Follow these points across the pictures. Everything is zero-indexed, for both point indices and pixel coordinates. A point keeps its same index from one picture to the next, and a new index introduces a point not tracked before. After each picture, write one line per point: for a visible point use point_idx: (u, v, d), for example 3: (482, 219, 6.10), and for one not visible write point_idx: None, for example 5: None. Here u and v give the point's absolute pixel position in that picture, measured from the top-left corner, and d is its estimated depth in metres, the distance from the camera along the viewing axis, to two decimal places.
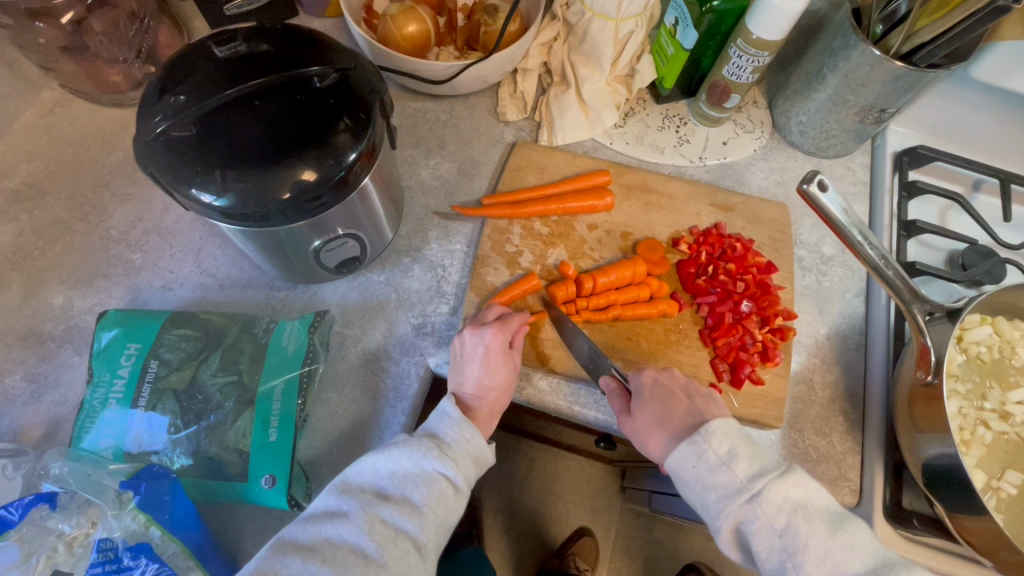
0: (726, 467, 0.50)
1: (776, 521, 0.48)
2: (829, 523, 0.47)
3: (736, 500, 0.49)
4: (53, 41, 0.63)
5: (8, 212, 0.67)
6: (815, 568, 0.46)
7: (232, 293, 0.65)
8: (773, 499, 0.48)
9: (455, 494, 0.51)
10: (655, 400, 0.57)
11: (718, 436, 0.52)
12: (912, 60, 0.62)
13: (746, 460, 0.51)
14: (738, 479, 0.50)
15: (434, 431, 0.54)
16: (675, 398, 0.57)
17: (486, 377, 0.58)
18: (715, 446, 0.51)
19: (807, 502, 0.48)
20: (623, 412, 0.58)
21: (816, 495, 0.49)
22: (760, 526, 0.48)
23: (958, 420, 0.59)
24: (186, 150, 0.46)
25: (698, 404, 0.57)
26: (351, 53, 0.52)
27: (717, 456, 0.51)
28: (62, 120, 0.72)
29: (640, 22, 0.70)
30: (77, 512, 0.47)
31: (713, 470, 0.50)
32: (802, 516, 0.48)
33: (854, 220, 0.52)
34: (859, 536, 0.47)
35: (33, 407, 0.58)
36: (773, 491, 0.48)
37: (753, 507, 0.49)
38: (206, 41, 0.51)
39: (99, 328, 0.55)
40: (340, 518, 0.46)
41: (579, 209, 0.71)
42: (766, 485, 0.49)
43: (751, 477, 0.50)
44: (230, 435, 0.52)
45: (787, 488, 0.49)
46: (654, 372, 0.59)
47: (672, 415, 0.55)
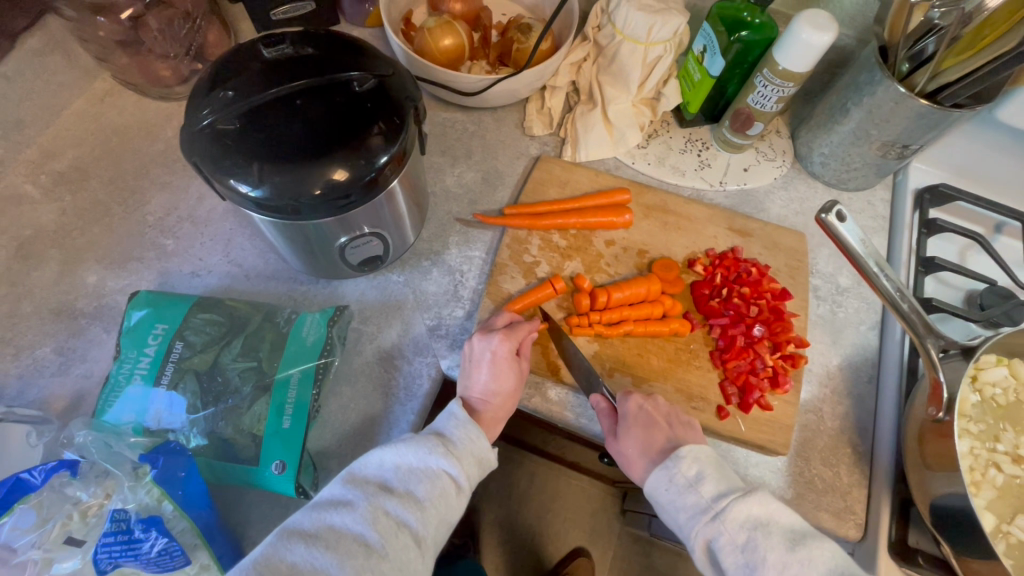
0: (694, 488, 0.52)
1: (737, 537, 0.48)
2: (788, 540, 0.47)
3: (701, 518, 0.50)
4: (111, 35, 0.66)
5: (53, 192, 0.70)
6: None
7: (256, 283, 0.67)
8: (735, 517, 0.49)
9: (458, 491, 0.51)
10: (638, 427, 0.57)
11: (685, 457, 0.53)
12: (937, 100, 0.63)
13: (713, 481, 0.52)
14: (703, 499, 0.51)
15: (441, 429, 0.54)
16: (658, 425, 0.57)
17: (493, 381, 0.59)
18: (681, 467, 0.53)
19: (771, 520, 0.49)
20: (611, 435, 0.58)
21: (780, 514, 0.49)
22: (725, 543, 0.49)
23: (969, 460, 0.59)
24: (229, 143, 0.48)
25: (677, 432, 0.57)
26: (390, 62, 0.54)
27: (685, 478, 0.53)
28: (111, 109, 0.76)
29: (668, 48, 0.71)
30: (94, 481, 0.48)
31: (681, 490, 0.52)
32: (763, 533, 0.48)
33: (871, 252, 0.53)
34: (819, 552, 0.47)
35: (60, 378, 0.60)
36: (734, 510, 0.49)
37: (717, 525, 0.49)
38: (255, 42, 0.54)
39: (130, 307, 0.57)
40: (345, 508, 0.47)
41: (598, 225, 0.72)
42: (730, 503, 0.50)
43: (715, 496, 0.51)
44: (245, 419, 0.53)
45: (750, 505, 0.49)
46: (641, 398, 0.59)
47: (653, 442, 0.56)
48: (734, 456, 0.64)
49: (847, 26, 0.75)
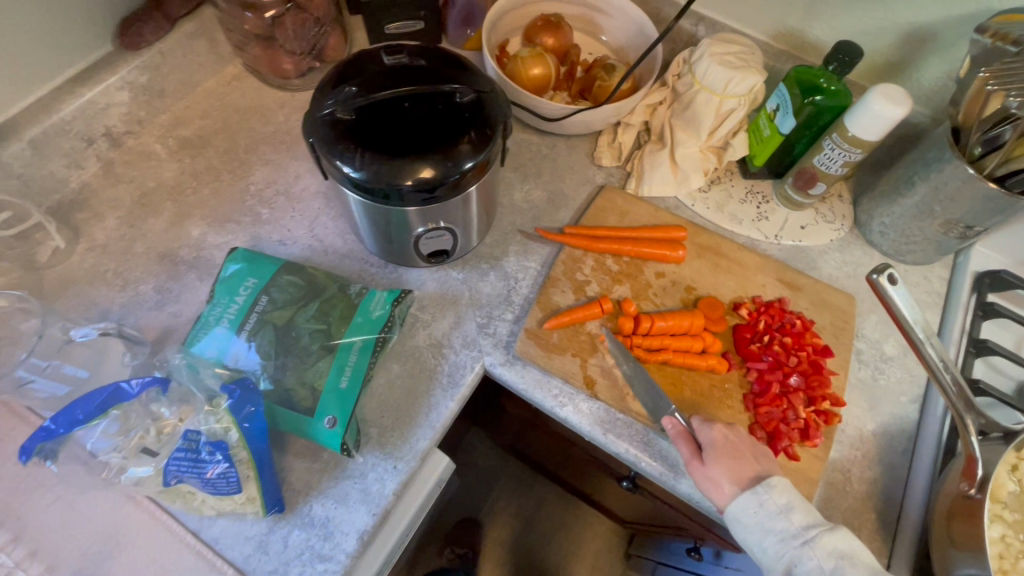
0: (785, 515, 0.55)
1: (826, 565, 0.52)
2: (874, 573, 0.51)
3: (791, 543, 0.53)
4: (253, 28, 0.77)
5: (177, 154, 0.80)
6: None
7: (333, 259, 0.74)
8: (825, 546, 0.53)
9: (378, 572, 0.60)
10: (726, 454, 0.59)
11: (778, 488, 0.56)
12: (1005, 183, 0.64)
13: (801, 511, 0.55)
14: (794, 526, 0.54)
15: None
16: (745, 458, 0.59)
17: None
18: (774, 495, 0.55)
19: (855, 555, 0.53)
20: (693, 460, 0.60)
21: (862, 551, 0.53)
22: (813, 569, 0.52)
23: (999, 547, 0.57)
24: (345, 131, 0.56)
25: (760, 462, 0.60)
26: (489, 81, 0.61)
27: (776, 505, 0.55)
28: (235, 90, 0.86)
29: (743, 102, 0.76)
30: (176, 402, 0.55)
31: (772, 515, 0.55)
32: (850, 565, 0.52)
33: (919, 319, 0.54)
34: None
35: (155, 312, 0.68)
36: (824, 540, 0.53)
37: (807, 551, 0.53)
38: (378, 49, 0.62)
39: (228, 260, 0.65)
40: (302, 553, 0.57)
41: (650, 256, 0.76)
42: (819, 534, 0.54)
43: (806, 524, 0.54)
44: (308, 374, 0.59)
45: (837, 539, 0.53)
46: (725, 428, 0.61)
47: (742, 469, 0.58)
48: None
49: (922, 104, 0.78)
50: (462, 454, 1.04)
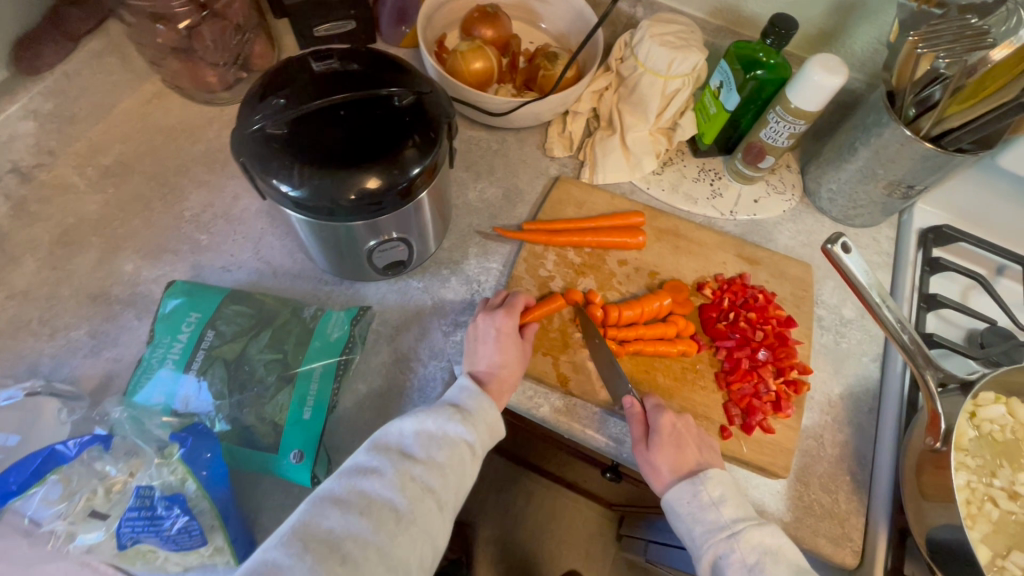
0: (715, 507, 0.56)
1: (748, 559, 0.53)
2: (795, 570, 0.52)
3: (717, 535, 0.54)
4: (168, 41, 0.71)
5: (98, 184, 0.74)
6: None
7: (283, 280, 0.70)
8: (749, 540, 0.53)
9: (473, 457, 0.54)
10: (669, 443, 0.59)
11: (713, 480, 0.57)
12: (941, 142, 0.66)
13: (733, 505, 0.56)
14: (722, 518, 0.55)
15: (455, 401, 0.57)
16: (688, 447, 0.60)
17: (498, 355, 0.63)
18: (706, 487, 0.57)
19: (780, 551, 0.53)
20: (640, 443, 0.60)
21: (789, 550, 0.53)
22: (735, 561, 0.53)
23: (966, 493, 0.60)
24: (279, 146, 0.52)
25: (706, 455, 0.60)
26: (428, 80, 0.58)
27: (709, 497, 0.56)
28: (157, 109, 0.80)
29: (686, 82, 0.75)
30: (123, 457, 0.50)
31: (701, 506, 0.56)
32: (771, 560, 0.52)
33: (874, 282, 0.56)
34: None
35: (92, 359, 0.63)
36: (750, 534, 0.54)
37: (732, 543, 0.54)
38: (305, 56, 0.58)
39: (167, 295, 0.61)
40: (373, 474, 0.49)
41: (611, 244, 0.75)
42: (745, 528, 0.54)
43: (735, 517, 0.55)
44: (268, 408, 0.56)
45: (763, 535, 0.54)
46: (674, 416, 0.61)
47: (683, 461, 0.59)
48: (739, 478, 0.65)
49: (857, 71, 0.79)
50: None
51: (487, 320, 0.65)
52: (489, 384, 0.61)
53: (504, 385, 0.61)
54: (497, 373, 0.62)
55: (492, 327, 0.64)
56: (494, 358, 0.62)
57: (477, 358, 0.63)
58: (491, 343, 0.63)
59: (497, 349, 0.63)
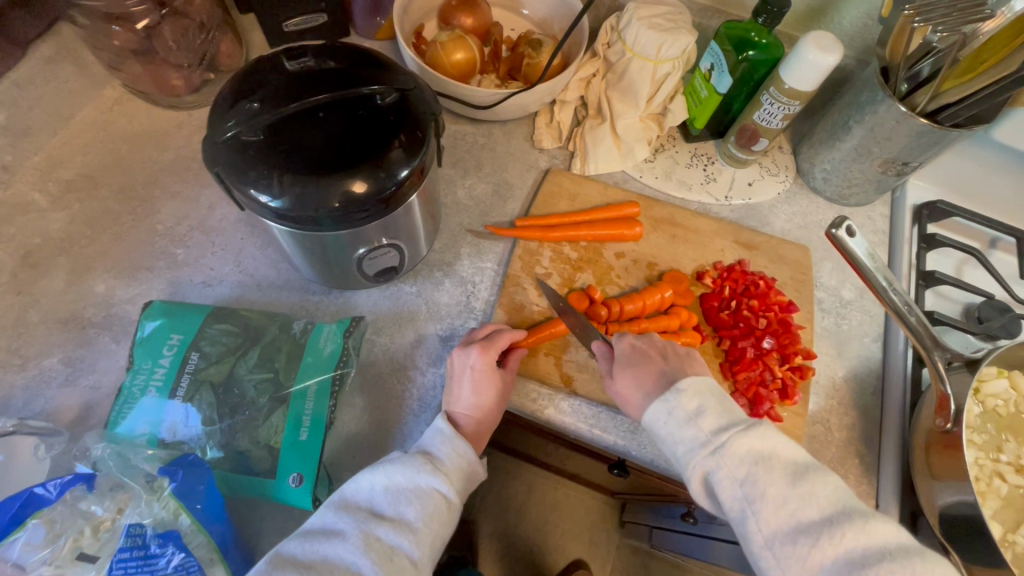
0: (694, 422, 0.50)
1: (737, 473, 0.47)
2: (791, 475, 0.46)
3: (700, 451, 0.48)
4: (126, 44, 0.66)
5: (61, 200, 0.69)
6: (774, 519, 0.45)
7: (268, 293, 0.67)
8: (736, 451, 0.47)
9: (448, 507, 0.52)
10: (630, 363, 0.57)
11: (687, 392, 0.51)
12: (937, 118, 0.65)
13: (714, 414, 0.50)
14: (703, 432, 0.49)
15: (428, 447, 0.55)
16: (652, 361, 0.57)
17: (475, 396, 0.59)
18: (682, 402, 0.50)
19: (773, 454, 0.47)
20: (606, 377, 0.59)
21: (782, 449, 0.48)
22: (725, 477, 0.47)
23: (974, 470, 0.60)
24: (255, 154, 0.48)
25: (673, 363, 0.57)
26: (411, 76, 0.55)
27: (686, 411, 0.50)
28: (120, 117, 0.75)
29: (677, 65, 0.73)
30: (108, 495, 0.47)
31: (679, 423, 0.50)
32: (763, 469, 0.46)
33: (879, 265, 0.55)
34: (820, 487, 0.46)
35: (69, 389, 0.59)
36: (736, 444, 0.48)
37: (717, 458, 0.48)
38: (277, 54, 0.54)
39: (144, 317, 0.57)
40: (337, 537, 0.47)
41: (608, 237, 0.73)
42: (731, 438, 0.48)
43: (717, 430, 0.49)
44: (262, 431, 0.53)
45: (752, 440, 0.48)
46: (633, 337, 0.60)
47: (648, 374, 0.56)
48: None
49: (847, 47, 0.78)
50: None
51: (462, 356, 0.61)
52: (465, 427, 0.58)
53: (482, 426, 0.59)
54: (473, 415, 0.58)
55: (467, 363, 0.60)
56: (468, 399, 0.59)
57: (453, 398, 0.59)
58: (466, 382, 0.59)
59: (472, 390, 0.59)
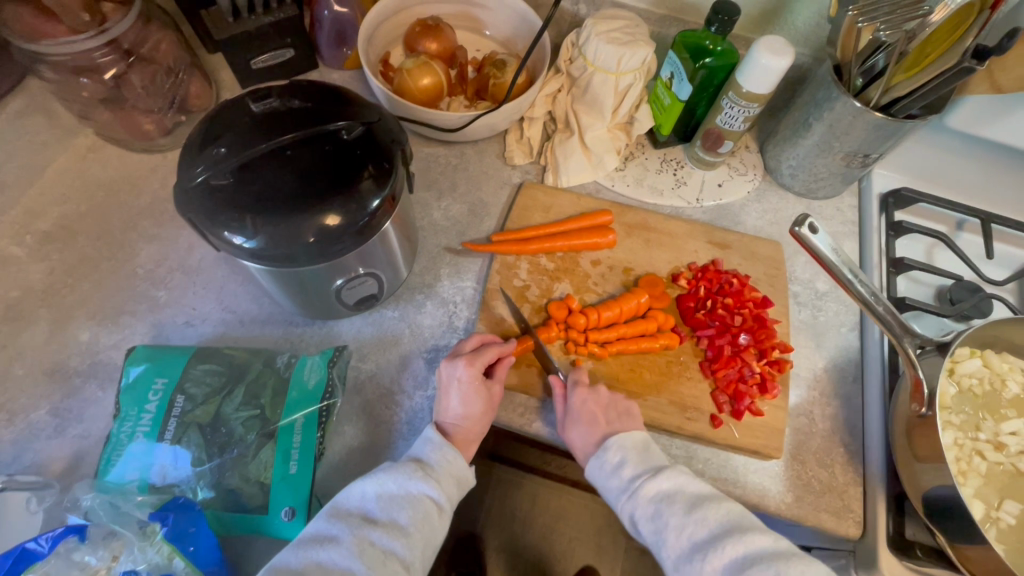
0: (616, 470, 0.58)
1: (648, 510, 0.55)
2: (688, 506, 0.54)
3: (622, 496, 0.57)
4: (95, 94, 0.67)
5: (40, 251, 0.70)
6: (677, 544, 0.53)
7: (252, 328, 0.68)
8: (647, 492, 0.55)
9: (439, 512, 0.53)
10: (580, 421, 0.60)
11: (613, 447, 0.58)
12: (891, 111, 0.67)
13: (632, 463, 0.58)
14: (623, 480, 0.57)
15: (419, 455, 0.56)
16: (599, 422, 0.60)
17: (462, 408, 0.59)
18: (608, 457, 0.58)
19: (679, 491, 0.55)
20: (558, 425, 0.62)
21: (687, 485, 0.56)
22: (641, 515, 0.55)
23: (955, 451, 0.61)
24: (225, 198, 0.49)
25: (617, 424, 0.61)
26: (375, 108, 0.56)
27: (611, 463, 0.58)
28: (94, 164, 0.76)
29: (638, 76, 0.75)
30: (102, 544, 0.48)
31: (607, 474, 0.58)
32: (668, 505, 0.54)
33: (845, 259, 0.56)
34: (714, 511, 0.54)
35: (57, 440, 0.60)
36: (646, 487, 0.55)
37: (632, 500, 0.56)
38: (241, 96, 0.55)
39: (128, 363, 0.58)
40: (331, 543, 0.48)
41: (583, 247, 0.74)
42: (643, 481, 0.56)
43: (634, 475, 0.57)
44: (252, 467, 0.54)
45: (659, 482, 0.55)
46: (586, 392, 0.62)
47: (592, 437, 0.60)
48: (733, 464, 0.65)
49: (802, 46, 0.80)
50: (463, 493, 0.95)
51: (449, 368, 0.61)
52: (455, 435, 0.59)
53: (473, 434, 0.60)
54: (461, 425, 0.59)
55: (453, 375, 0.60)
56: (456, 410, 0.59)
57: (442, 408, 0.60)
58: (453, 393, 0.60)
59: (460, 401, 0.60)
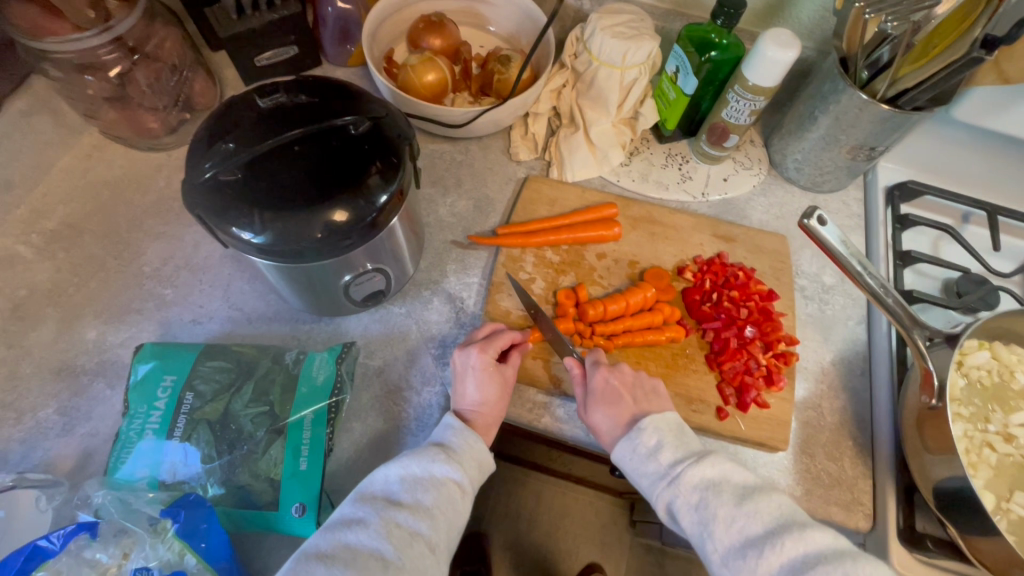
0: (654, 456, 0.56)
1: (692, 498, 0.53)
2: (737, 496, 0.53)
3: (660, 483, 0.55)
4: (100, 92, 0.67)
5: (46, 251, 0.70)
6: (724, 536, 0.51)
7: (259, 326, 0.68)
8: (691, 480, 0.54)
9: (462, 495, 0.53)
10: (605, 401, 0.60)
11: (648, 429, 0.57)
12: (898, 103, 0.66)
13: (671, 448, 0.57)
14: (662, 466, 0.56)
15: (439, 440, 0.56)
16: (624, 401, 0.60)
17: (478, 393, 0.59)
18: (643, 439, 0.57)
19: (722, 480, 0.54)
20: (580, 407, 0.62)
21: (731, 475, 0.55)
22: (682, 504, 0.54)
23: (965, 443, 0.61)
24: (233, 193, 0.49)
25: (641, 402, 0.61)
26: (383, 103, 0.56)
27: (647, 447, 0.57)
28: (99, 162, 0.76)
29: (643, 71, 0.74)
30: (113, 541, 0.48)
31: (643, 459, 0.56)
32: (714, 493, 0.53)
33: (854, 251, 0.56)
34: (766, 504, 0.52)
35: (65, 439, 0.60)
36: (690, 474, 0.54)
37: (674, 488, 0.54)
38: (249, 93, 0.55)
39: (136, 361, 0.58)
40: (358, 525, 0.48)
41: (588, 239, 0.74)
42: (686, 468, 0.55)
43: (674, 462, 0.55)
44: (261, 464, 0.54)
45: (703, 470, 0.54)
46: (607, 371, 0.62)
47: (620, 414, 0.59)
48: (741, 457, 0.65)
49: (807, 39, 0.80)
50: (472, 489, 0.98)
51: (462, 357, 0.61)
52: (474, 422, 0.59)
53: (491, 420, 0.60)
54: (479, 411, 0.59)
55: (467, 363, 0.61)
56: (472, 396, 0.59)
57: (458, 396, 0.60)
58: (469, 380, 0.60)
59: (475, 387, 0.60)
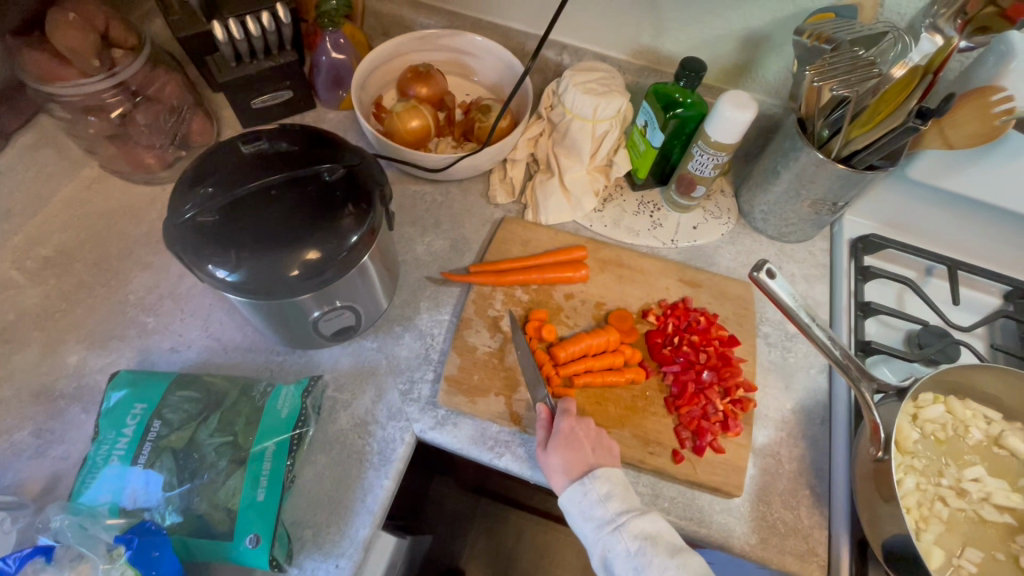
0: (602, 503, 0.59)
1: (631, 546, 0.56)
2: (671, 550, 0.56)
3: (604, 529, 0.58)
4: (100, 131, 0.72)
5: (38, 277, 0.73)
6: None
7: (234, 356, 0.70)
8: (632, 530, 0.57)
9: None
10: (564, 444, 0.61)
11: (601, 478, 0.60)
12: (851, 162, 0.70)
13: (619, 498, 0.59)
14: (609, 512, 0.59)
15: None
16: (583, 449, 0.61)
17: None
18: (595, 486, 0.59)
19: (659, 535, 0.57)
20: (540, 446, 0.63)
21: (666, 531, 0.58)
22: (621, 551, 0.57)
23: (918, 496, 0.62)
24: (208, 235, 0.53)
25: (599, 455, 0.62)
26: (358, 152, 0.60)
27: (597, 494, 0.59)
28: (98, 195, 0.80)
29: (614, 123, 0.79)
30: (68, 566, 0.49)
31: (592, 504, 0.59)
32: (652, 545, 0.56)
33: (803, 304, 0.58)
34: (693, 561, 0.56)
35: (37, 461, 0.62)
36: (633, 524, 0.57)
37: (616, 535, 0.57)
38: (233, 139, 0.59)
39: (110, 388, 0.60)
40: None
41: (556, 279, 0.77)
42: (629, 518, 0.58)
43: (620, 511, 0.58)
44: (220, 494, 0.56)
45: (644, 523, 0.58)
46: (574, 419, 0.63)
47: (576, 462, 0.61)
48: (697, 503, 0.66)
49: (773, 96, 0.84)
50: (430, 510, 1.00)
51: None
52: None
53: None
54: None
55: None
56: None
57: None
58: None
59: None
